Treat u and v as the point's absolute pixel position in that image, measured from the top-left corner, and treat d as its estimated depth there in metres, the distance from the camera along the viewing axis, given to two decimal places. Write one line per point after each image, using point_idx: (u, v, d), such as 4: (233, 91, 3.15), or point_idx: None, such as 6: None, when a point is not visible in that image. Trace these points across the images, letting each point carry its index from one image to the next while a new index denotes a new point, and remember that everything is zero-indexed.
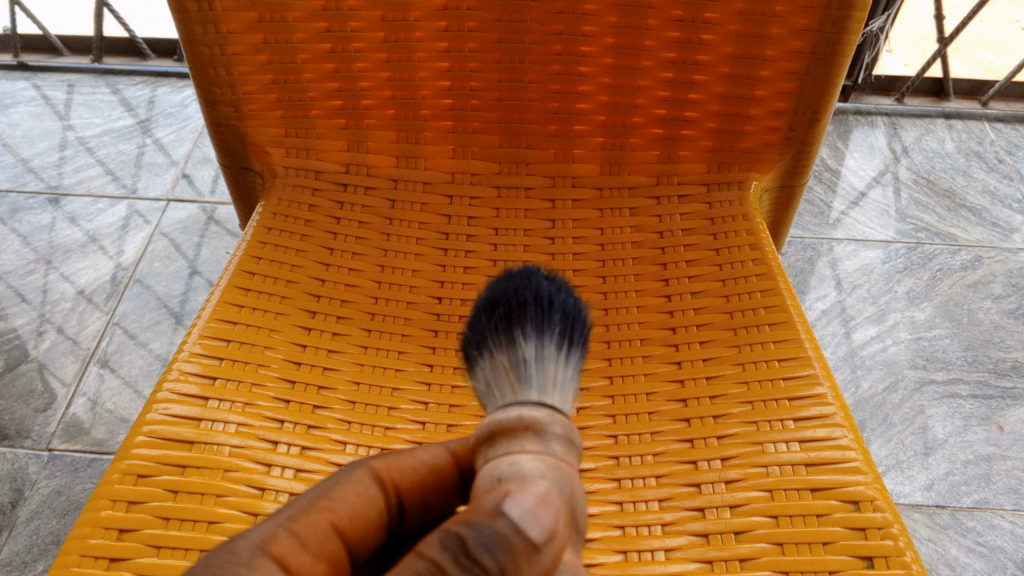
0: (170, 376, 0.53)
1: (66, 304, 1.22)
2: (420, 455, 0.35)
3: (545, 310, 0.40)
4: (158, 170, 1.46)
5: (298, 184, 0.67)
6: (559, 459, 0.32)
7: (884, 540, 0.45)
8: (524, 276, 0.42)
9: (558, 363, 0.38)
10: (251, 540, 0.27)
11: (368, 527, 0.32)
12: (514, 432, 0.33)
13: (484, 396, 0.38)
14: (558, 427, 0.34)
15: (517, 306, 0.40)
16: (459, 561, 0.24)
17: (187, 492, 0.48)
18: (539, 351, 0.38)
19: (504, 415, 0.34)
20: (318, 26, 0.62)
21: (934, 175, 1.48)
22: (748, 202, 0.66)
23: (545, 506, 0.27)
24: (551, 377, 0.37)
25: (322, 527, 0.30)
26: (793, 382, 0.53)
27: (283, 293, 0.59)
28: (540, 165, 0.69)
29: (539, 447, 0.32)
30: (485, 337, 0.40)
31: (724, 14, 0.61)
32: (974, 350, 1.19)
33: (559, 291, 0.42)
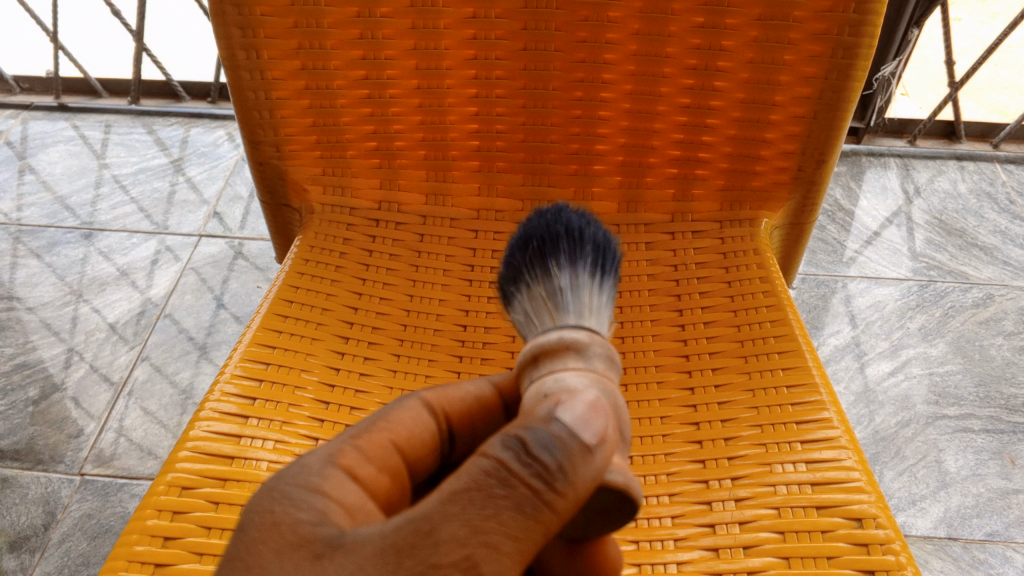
0: (212, 396, 0.57)
1: (99, 335, 1.27)
2: (467, 386, 0.40)
3: (574, 243, 0.46)
4: (190, 207, 1.51)
5: (333, 219, 0.71)
6: (600, 374, 0.37)
7: (886, 555, 0.47)
8: (553, 216, 0.48)
9: (591, 287, 0.43)
10: (321, 455, 0.32)
11: (424, 448, 0.37)
12: (557, 351, 0.38)
13: (526, 324, 0.44)
14: (597, 347, 0.39)
15: (550, 241, 0.46)
16: (521, 458, 0.28)
17: (227, 503, 0.51)
18: (574, 278, 0.43)
19: (547, 337, 0.39)
20: (357, 73, 0.67)
21: (946, 215, 1.51)
22: (758, 238, 0.69)
23: (593, 416, 0.31)
24: (586, 300, 0.42)
25: (384, 445, 0.35)
26: (801, 407, 0.56)
27: (318, 320, 0.63)
28: (561, 203, 0.73)
29: (581, 363, 0.37)
30: (523, 271, 0.45)
31: (736, 63, 0.65)
32: (986, 386, 1.21)
33: (588, 225, 0.48)
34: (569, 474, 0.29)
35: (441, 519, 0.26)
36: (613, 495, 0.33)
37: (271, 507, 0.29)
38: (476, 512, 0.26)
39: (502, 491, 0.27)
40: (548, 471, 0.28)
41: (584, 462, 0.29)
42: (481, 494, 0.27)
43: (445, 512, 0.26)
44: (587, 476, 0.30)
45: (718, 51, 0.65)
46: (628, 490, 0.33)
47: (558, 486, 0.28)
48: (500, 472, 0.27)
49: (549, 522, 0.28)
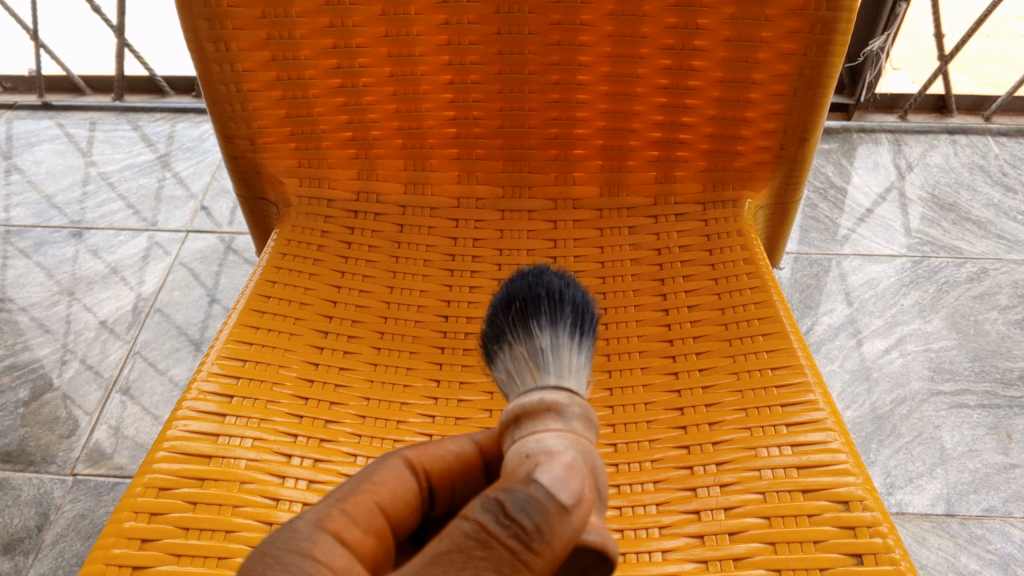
0: (189, 395, 0.56)
1: (91, 333, 1.27)
2: (446, 446, 0.38)
3: (555, 304, 0.45)
4: (177, 203, 1.50)
5: (311, 212, 0.70)
6: (581, 434, 0.37)
7: (873, 537, 0.47)
8: (534, 276, 0.47)
9: (571, 348, 0.42)
10: (309, 519, 0.29)
11: (407, 510, 0.34)
12: (538, 414, 0.37)
13: (506, 382, 0.43)
14: (575, 408, 0.38)
15: (532, 301, 0.45)
16: (499, 520, 0.28)
17: (205, 503, 0.50)
18: (555, 337, 0.42)
19: (528, 399, 0.38)
20: (328, 62, 0.65)
21: (939, 190, 1.50)
22: (742, 219, 0.69)
23: (572, 474, 0.31)
24: (567, 361, 0.41)
25: (370, 506, 0.32)
26: (786, 390, 0.55)
27: (296, 315, 0.62)
28: (542, 188, 0.72)
29: (562, 424, 0.37)
30: (504, 330, 0.44)
31: (713, 41, 0.64)
32: (982, 360, 1.20)
33: (568, 286, 0.47)
34: (550, 534, 0.28)
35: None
36: (590, 553, 0.33)
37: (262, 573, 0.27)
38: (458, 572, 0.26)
39: (482, 552, 0.27)
40: (526, 532, 0.28)
41: (564, 522, 0.29)
42: (462, 555, 0.26)
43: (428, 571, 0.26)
44: (565, 536, 0.29)
45: (694, 30, 0.63)
46: (605, 547, 0.33)
47: (537, 547, 0.28)
48: (480, 534, 0.27)
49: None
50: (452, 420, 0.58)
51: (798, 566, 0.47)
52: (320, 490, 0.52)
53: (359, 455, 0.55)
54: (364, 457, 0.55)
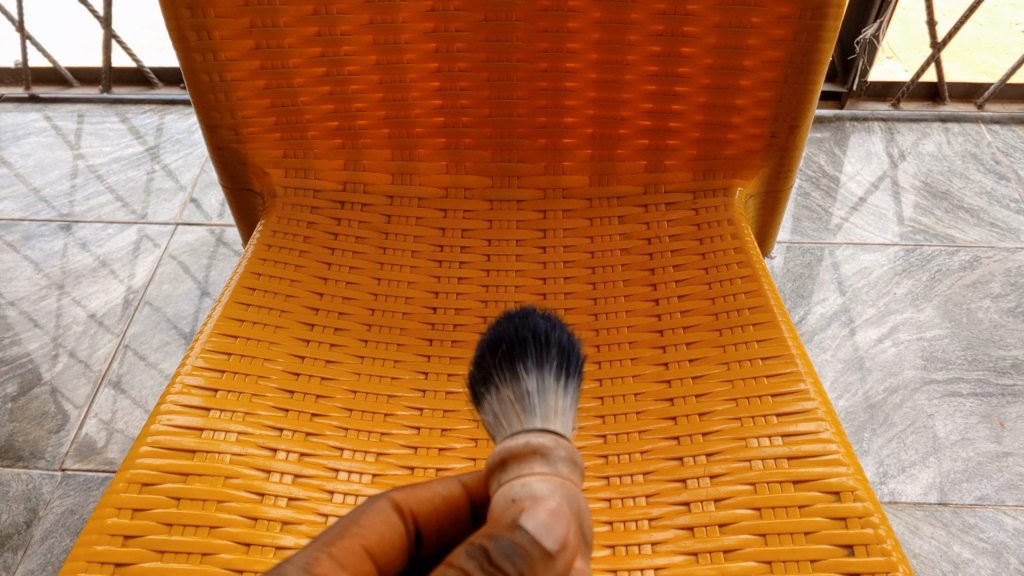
0: (173, 389, 0.55)
1: (81, 326, 1.26)
2: (434, 488, 0.37)
3: (542, 347, 0.43)
4: (166, 195, 1.49)
5: (297, 203, 0.69)
6: (565, 478, 0.35)
7: (864, 528, 0.47)
8: (521, 316, 0.46)
9: (557, 394, 0.40)
10: (297, 563, 0.30)
11: (393, 552, 0.34)
12: (523, 460, 0.35)
13: (493, 426, 0.40)
14: (560, 450, 0.36)
15: (518, 344, 0.43)
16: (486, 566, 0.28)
17: (189, 498, 0.49)
18: (541, 381, 0.40)
19: (514, 443, 0.36)
20: (313, 51, 0.64)
21: (932, 178, 1.50)
22: (733, 207, 0.68)
23: (558, 519, 0.31)
24: (553, 407, 0.39)
25: (357, 550, 0.32)
26: (776, 379, 0.55)
27: (282, 307, 0.61)
28: (531, 178, 0.71)
29: (546, 469, 0.35)
30: (490, 373, 0.42)
31: (702, 27, 0.63)
32: (974, 349, 1.20)
33: (554, 328, 0.45)
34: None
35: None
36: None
37: None
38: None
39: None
40: None
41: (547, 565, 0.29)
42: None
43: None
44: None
45: (683, 16, 0.63)
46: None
47: None
48: None
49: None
50: (440, 413, 0.57)
51: (790, 558, 0.46)
52: (305, 484, 0.52)
53: (346, 449, 0.54)
54: (351, 451, 0.54)
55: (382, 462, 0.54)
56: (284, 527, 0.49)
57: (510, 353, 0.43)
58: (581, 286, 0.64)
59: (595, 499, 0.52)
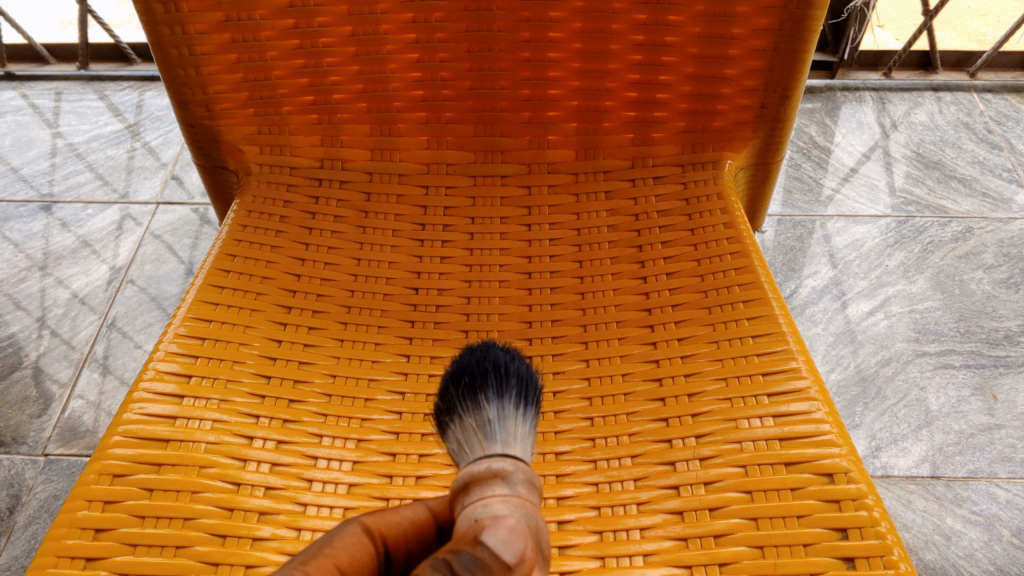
0: (146, 376, 0.53)
1: (64, 306, 1.24)
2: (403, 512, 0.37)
3: (503, 378, 0.43)
4: (147, 174, 1.46)
5: (273, 180, 0.67)
6: (524, 497, 0.36)
7: (859, 510, 0.45)
8: (482, 350, 0.46)
9: (517, 418, 0.41)
10: None
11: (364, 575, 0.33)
12: (484, 482, 0.37)
13: (456, 454, 0.41)
14: (520, 474, 0.37)
15: (480, 376, 0.43)
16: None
17: (162, 490, 0.48)
18: (502, 408, 0.41)
19: (474, 467, 0.37)
20: (285, 22, 0.62)
21: (924, 148, 1.48)
22: (723, 181, 0.66)
23: (516, 533, 0.33)
24: (513, 431, 0.40)
25: (329, 569, 0.31)
26: (767, 357, 0.54)
27: (258, 289, 0.60)
28: (515, 152, 0.69)
29: (505, 489, 0.36)
30: (454, 404, 0.43)
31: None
32: (967, 321, 1.19)
33: (513, 359, 0.46)
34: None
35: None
36: None
37: None
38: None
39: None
40: None
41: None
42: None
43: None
44: None
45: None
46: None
47: None
48: None
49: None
50: (422, 397, 0.56)
51: (782, 543, 0.45)
52: (284, 473, 0.50)
53: (325, 436, 0.53)
54: (331, 438, 0.53)
55: (363, 449, 0.52)
56: (262, 518, 0.48)
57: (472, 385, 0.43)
58: (568, 264, 0.62)
59: (582, 484, 0.50)
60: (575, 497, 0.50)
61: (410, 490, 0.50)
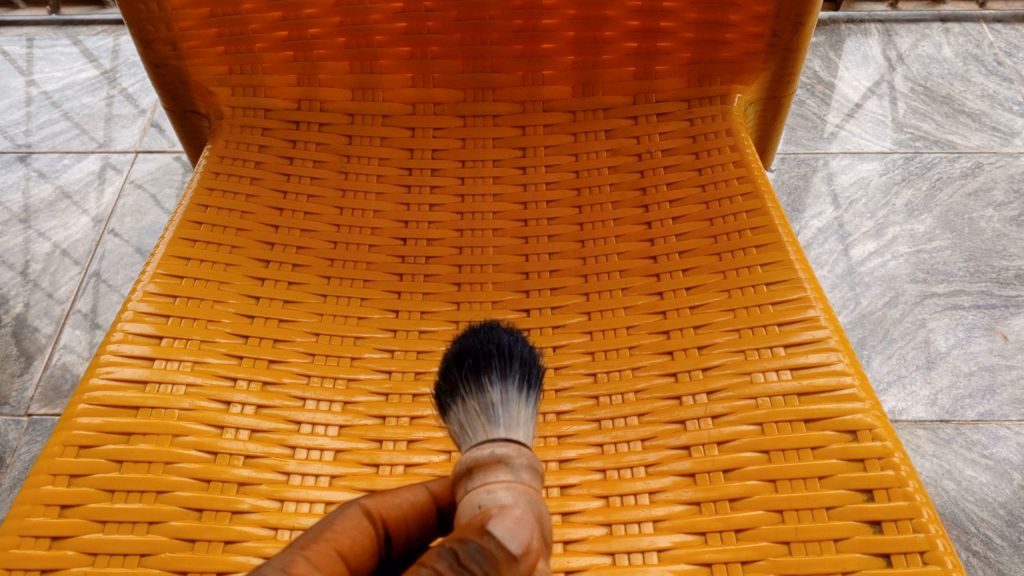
0: (113, 338, 0.49)
1: (47, 257, 1.20)
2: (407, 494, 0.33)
3: (505, 362, 0.39)
4: (125, 121, 1.40)
5: (246, 124, 0.62)
6: (527, 484, 0.32)
7: (884, 470, 0.42)
8: (484, 330, 0.41)
9: (521, 402, 0.37)
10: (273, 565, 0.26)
11: (363, 561, 0.30)
12: (484, 466, 0.32)
13: (458, 435, 0.36)
14: (521, 459, 0.33)
15: (483, 357, 0.39)
16: (453, 567, 0.25)
17: (133, 462, 0.44)
18: (506, 391, 0.37)
19: (478, 450, 0.33)
20: (272, 18, 0.60)
21: (932, 82, 1.42)
22: (732, 116, 0.61)
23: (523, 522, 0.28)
24: (517, 414, 0.36)
25: (330, 554, 0.28)
26: (783, 307, 0.50)
27: (232, 243, 0.55)
28: (508, 89, 0.64)
29: (508, 475, 0.32)
30: (454, 384, 0.38)
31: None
32: (976, 260, 1.15)
33: (517, 341, 0.41)
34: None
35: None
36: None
37: None
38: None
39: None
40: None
41: (514, 568, 0.26)
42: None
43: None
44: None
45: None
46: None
47: None
48: None
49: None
50: (413, 355, 0.52)
51: (803, 506, 0.42)
52: (264, 440, 0.46)
53: (308, 399, 0.49)
54: (315, 401, 0.49)
55: (350, 412, 0.49)
56: (241, 489, 0.44)
57: (475, 368, 0.39)
58: (566, 210, 0.58)
59: (585, 446, 0.47)
60: (578, 459, 0.46)
61: (401, 455, 0.47)
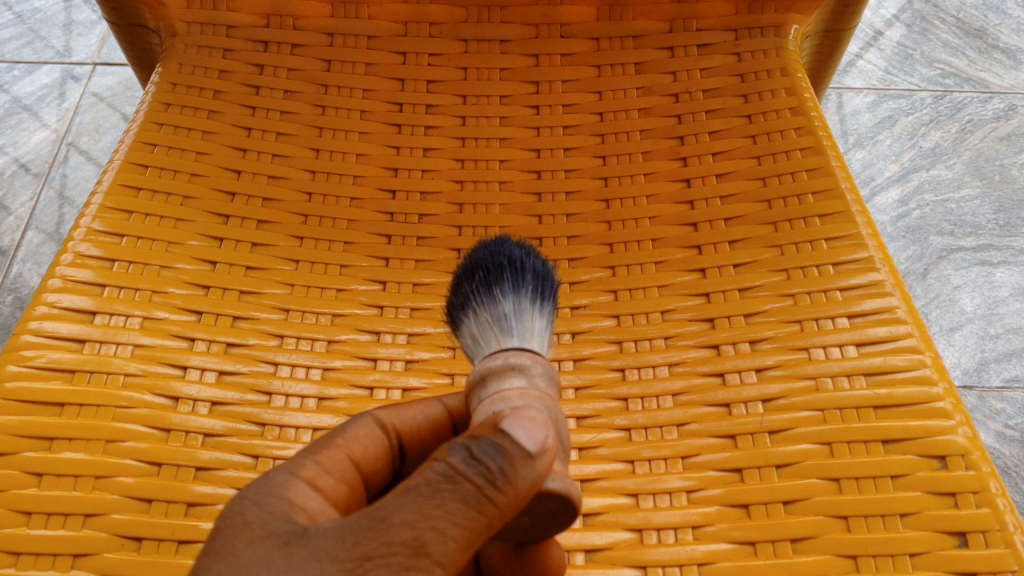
0: (35, 313, 0.39)
1: (3, 175, 1.08)
2: (428, 408, 0.29)
3: (519, 272, 0.33)
4: (82, 29, 1.26)
5: (203, 44, 0.51)
6: (543, 392, 0.27)
7: (981, 508, 0.34)
8: (494, 242, 0.35)
9: (536, 309, 0.31)
10: (281, 468, 0.23)
11: (376, 472, 0.27)
12: (496, 375, 0.28)
13: (468, 350, 0.31)
14: (540, 366, 0.29)
15: (493, 265, 0.33)
16: (466, 461, 0.21)
17: (55, 476, 0.35)
18: (519, 300, 0.31)
19: (489, 361, 0.28)
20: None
21: (964, 13, 1.31)
22: (788, 51, 0.51)
23: (540, 422, 0.24)
24: (532, 324, 0.31)
25: (341, 460, 0.25)
26: (852, 295, 0.41)
27: (185, 192, 0.45)
28: (518, 9, 0.54)
29: (523, 382, 0.27)
30: (462, 292, 0.32)
31: None
32: (1007, 212, 1.06)
33: (533, 250, 0.35)
34: (515, 482, 0.22)
35: (394, 509, 0.20)
36: (550, 505, 0.26)
37: (233, 533, 0.20)
38: (423, 510, 0.20)
39: (449, 486, 0.21)
40: (490, 475, 0.21)
41: (533, 469, 0.22)
42: (429, 490, 0.21)
43: (398, 501, 0.20)
44: (531, 484, 0.23)
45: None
46: (570, 496, 0.25)
47: (501, 491, 0.21)
48: (446, 472, 0.21)
49: (488, 527, 0.21)
50: (403, 339, 0.42)
51: (882, 552, 0.34)
52: (219, 446, 0.38)
53: (276, 394, 0.40)
54: (283, 398, 0.40)
55: (328, 411, 0.39)
56: (192, 511, 0.36)
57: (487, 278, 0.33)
58: (587, 160, 0.49)
59: (611, 461, 0.38)
60: (604, 478, 0.38)
61: None
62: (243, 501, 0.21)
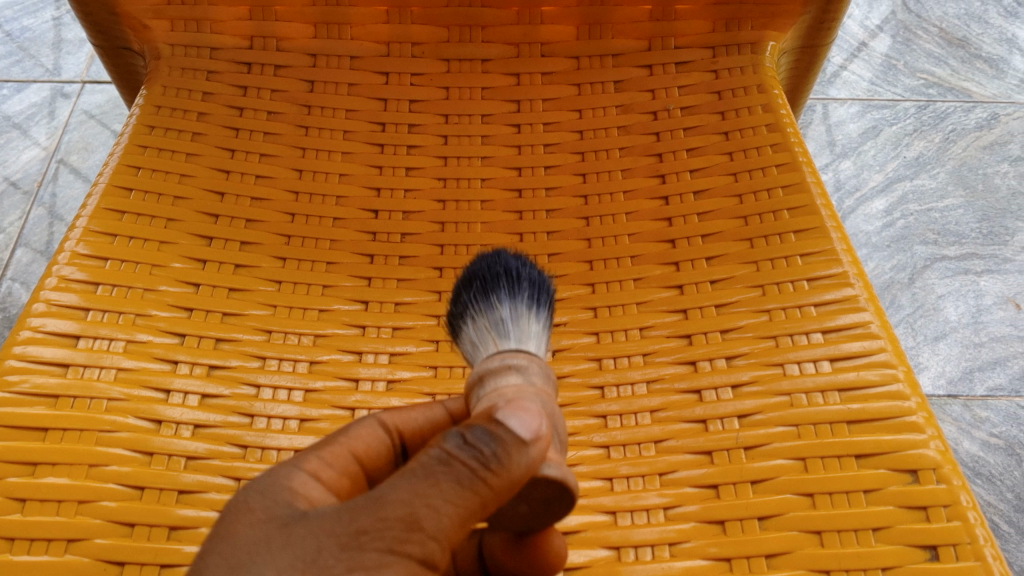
0: (20, 338, 0.40)
1: None
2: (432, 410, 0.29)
3: (515, 280, 0.33)
4: (71, 48, 1.26)
5: (187, 65, 0.52)
6: (539, 388, 0.28)
7: (952, 522, 0.35)
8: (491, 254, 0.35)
9: (533, 317, 0.32)
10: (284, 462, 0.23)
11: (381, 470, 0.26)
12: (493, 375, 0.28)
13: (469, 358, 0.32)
14: (534, 367, 0.29)
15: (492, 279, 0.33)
16: (460, 445, 0.21)
17: (38, 501, 0.35)
18: (515, 307, 0.32)
19: (486, 362, 0.29)
20: (239, 10, 0.53)
21: (946, 23, 1.32)
22: (764, 68, 0.52)
23: (534, 410, 0.24)
24: (529, 330, 0.31)
25: (346, 456, 0.25)
26: (825, 310, 0.42)
27: (169, 214, 0.46)
28: (499, 28, 0.55)
29: (519, 379, 0.28)
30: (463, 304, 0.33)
31: (695, 6, 0.53)
32: (990, 220, 1.07)
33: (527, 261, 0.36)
34: (507, 465, 0.22)
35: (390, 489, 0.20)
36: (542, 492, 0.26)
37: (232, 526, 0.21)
38: (417, 489, 0.20)
39: (443, 467, 0.21)
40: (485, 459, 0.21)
41: (526, 455, 0.23)
42: (422, 472, 0.21)
43: (394, 482, 0.21)
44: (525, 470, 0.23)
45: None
46: (566, 481, 0.26)
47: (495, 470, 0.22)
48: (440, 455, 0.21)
49: (484, 507, 0.21)
50: (384, 359, 0.43)
51: (855, 566, 0.34)
52: (202, 468, 0.38)
53: (259, 415, 0.40)
54: (265, 419, 0.40)
55: (310, 432, 0.40)
56: (174, 534, 0.36)
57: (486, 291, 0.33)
58: (568, 177, 0.49)
59: (590, 477, 0.39)
60: (584, 495, 0.38)
61: None
62: (248, 491, 0.22)
